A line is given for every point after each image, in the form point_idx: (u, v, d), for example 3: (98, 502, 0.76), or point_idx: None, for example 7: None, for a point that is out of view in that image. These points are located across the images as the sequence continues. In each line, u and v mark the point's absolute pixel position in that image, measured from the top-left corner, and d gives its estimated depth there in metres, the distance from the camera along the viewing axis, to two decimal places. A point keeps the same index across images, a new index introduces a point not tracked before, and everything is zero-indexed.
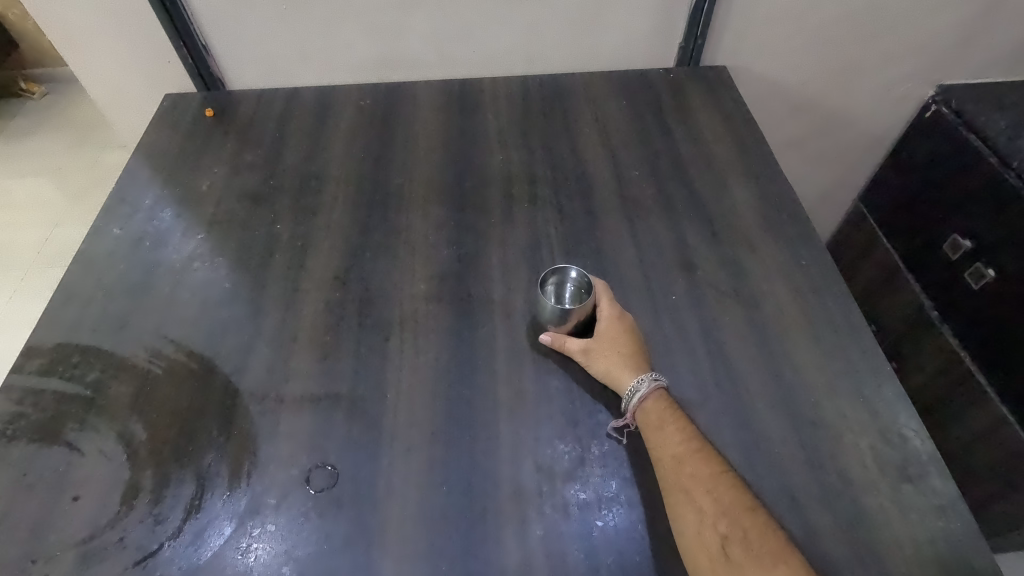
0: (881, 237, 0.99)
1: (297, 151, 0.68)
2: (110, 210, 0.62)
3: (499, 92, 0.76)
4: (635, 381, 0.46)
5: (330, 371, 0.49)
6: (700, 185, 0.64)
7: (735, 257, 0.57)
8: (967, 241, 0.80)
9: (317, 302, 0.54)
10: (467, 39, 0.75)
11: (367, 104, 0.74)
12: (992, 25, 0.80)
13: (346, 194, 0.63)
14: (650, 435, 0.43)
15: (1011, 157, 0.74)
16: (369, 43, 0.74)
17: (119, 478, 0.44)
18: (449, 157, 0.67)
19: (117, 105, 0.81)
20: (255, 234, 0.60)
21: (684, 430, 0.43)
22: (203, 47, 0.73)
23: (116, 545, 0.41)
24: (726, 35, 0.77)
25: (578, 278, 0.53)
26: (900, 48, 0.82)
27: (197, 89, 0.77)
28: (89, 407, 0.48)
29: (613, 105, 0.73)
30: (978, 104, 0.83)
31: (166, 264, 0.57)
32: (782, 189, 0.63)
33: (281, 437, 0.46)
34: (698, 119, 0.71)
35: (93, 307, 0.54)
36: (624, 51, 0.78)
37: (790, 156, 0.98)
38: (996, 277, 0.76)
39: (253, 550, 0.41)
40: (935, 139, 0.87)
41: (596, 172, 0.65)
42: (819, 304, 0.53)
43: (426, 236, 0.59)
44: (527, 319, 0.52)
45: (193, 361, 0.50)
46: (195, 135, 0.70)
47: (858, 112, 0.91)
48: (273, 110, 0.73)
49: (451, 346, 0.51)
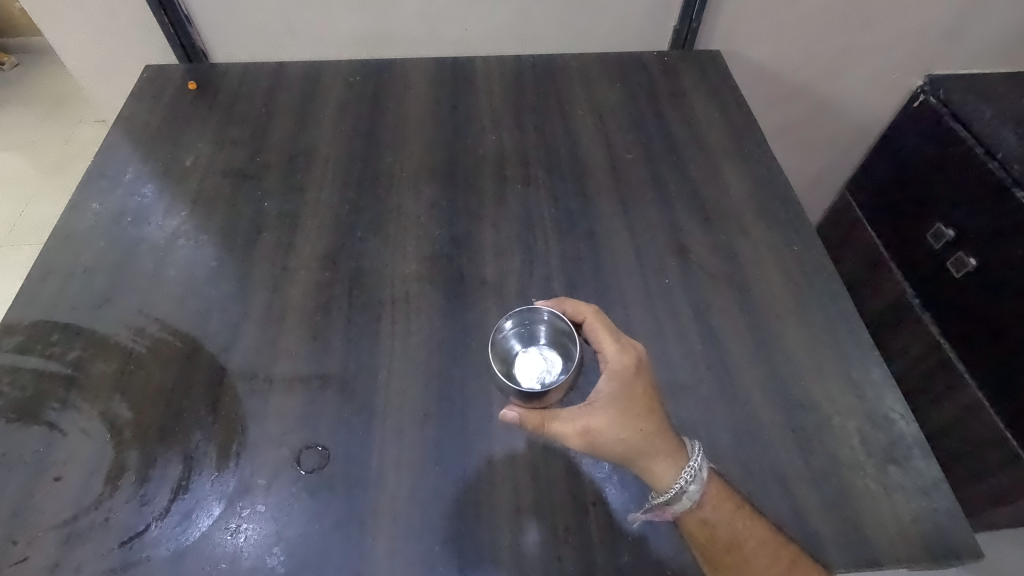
0: (865, 225, 1.01)
1: (284, 128, 0.66)
2: (89, 185, 0.60)
3: (492, 70, 0.74)
4: (679, 477, 0.40)
5: (321, 351, 0.49)
6: (694, 169, 0.63)
7: (727, 240, 0.57)
8: (950, 230, 0.82)
9: (306, 282, 0.53)
10: (459, 15, 0.73)
11: (356, 80, 0.72)
12: (982, 15, 0.81)
13: (335, 172, 0.62)
14: (728, 554, 0.40)
15: (996, 149, 0.75)
16: (358, 17, 0.72)
17: (102, 459, 0.43)
18: (441, 137, 0.66)
19: (95, 76, 0.78)
20: (241, 212, 0.58)
21: (760, 537, 0.40)
22: (185, 17, 0.70)
23: (101, 526, 0.40)
24: (721, 19, 0.77)
25: (550, 320, 0.47)
26: (892, 37, 0.83)
27: (178, 61, 0.74)
28: (70, 385, 0.46)
29: (607, 87, 0.72)
30: (965, 95, 0.84)
31: (148, 241, 0.56)
32: (774, 174, 0.63)
33: (270, 418, 0.45)
34: (692, 103, 0.71)
35: (73, 284, 0.52)
36: (619, 32, 0.77)
37: (781, 143, 0.98)
38: (976, 265, 0.78)
39: (243, 530, 0.40)
40: (921, 129, 0.88)
41: (590, 154, 0.64)
42: (809, 288, 0.54)
43: (417, 215, 0.58)
44: (520, 301, 0.52)
45: (179, 339, 0.49)
46: (177, 109, 0.68)
47: (848, 100, 0.91)
48: (259, 84, 0.71)
49: (443, 326, 0.50)
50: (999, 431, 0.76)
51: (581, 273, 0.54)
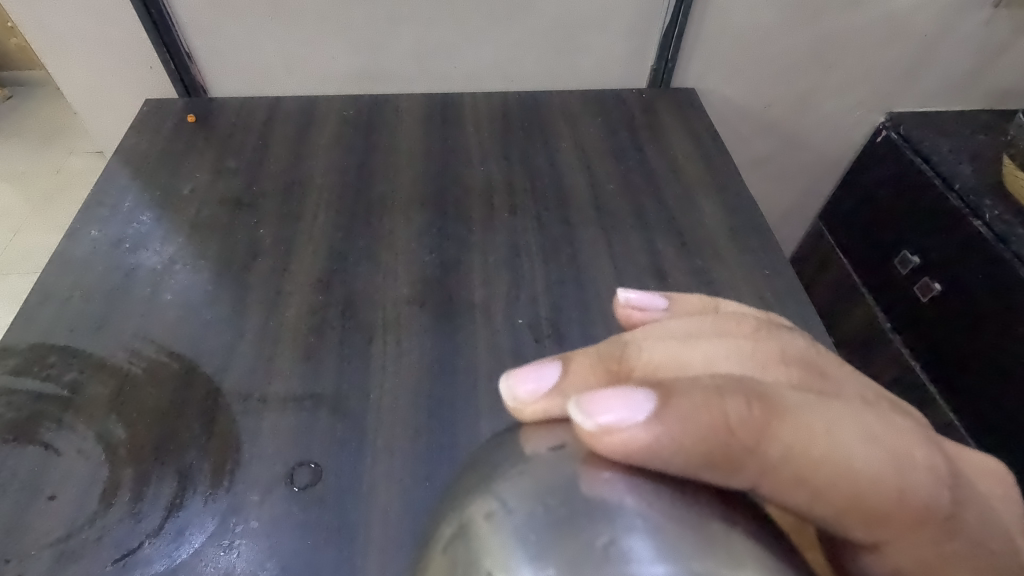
0: (836, 253, 1.06)
1: (281, 159, 0.69)
2: (88, 213, 0.62)
3: (480, 105, 0.78)
4: None
5: (314, 372, 0.50)
6: (671, 198, 0.67)
7: (703, 265, 0.60)
8: (915, 256, 0.87)
9: (300, 305, 0.55)
10: (449, 54, 0.77)
11: (350, 114, 0.75)
12: (933, 58, 0.87)
13: (329, 201, 0.64)
14: None
15: (953, 180, 0.81)
16: (353, 56, 0.76)
17: (98, 478, 0.43)
18: (431, 167, 0.69)
19: (96, 110, 0.81)
20: (238, 238, 0.60)
21: None
22: (186, 55, 0.74)
23: (95, 544, 0.41)
24: (694, 60, 0.82)
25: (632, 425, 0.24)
26: (853, 77, 0.88)
27: (178, 96, 0.77)
28: (66, 406, 0.47)
29: (588, 122, 0.77)
30: (922, 130, 0.89)
31: (146, 266, 0.57)
32: (746, 203, 0.67)
33: (264, 436, 0.46)
34: (669, 137, 0.75)
35: (71, 308, 0.54)
36: (599, 72, 0.82)
37: (755, 174, 1.00)
38: (941, 289, 0.83)
39: (236, 546, 0.41)
40: (883, 163, 0.93)
41: (573, 184, 0.68)
42: (782, 309, 0.57)
43: (408, 242, 0.61)
44: (507, 322, 0.54)
45: (175, 361, 0.50)
46: (176, 141, 0.71)
47: (816, 133, 0.95)
48: (256, 117, 0.74)
49: (433, 347, 0.52)
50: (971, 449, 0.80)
51: (566, 296, 0.57)
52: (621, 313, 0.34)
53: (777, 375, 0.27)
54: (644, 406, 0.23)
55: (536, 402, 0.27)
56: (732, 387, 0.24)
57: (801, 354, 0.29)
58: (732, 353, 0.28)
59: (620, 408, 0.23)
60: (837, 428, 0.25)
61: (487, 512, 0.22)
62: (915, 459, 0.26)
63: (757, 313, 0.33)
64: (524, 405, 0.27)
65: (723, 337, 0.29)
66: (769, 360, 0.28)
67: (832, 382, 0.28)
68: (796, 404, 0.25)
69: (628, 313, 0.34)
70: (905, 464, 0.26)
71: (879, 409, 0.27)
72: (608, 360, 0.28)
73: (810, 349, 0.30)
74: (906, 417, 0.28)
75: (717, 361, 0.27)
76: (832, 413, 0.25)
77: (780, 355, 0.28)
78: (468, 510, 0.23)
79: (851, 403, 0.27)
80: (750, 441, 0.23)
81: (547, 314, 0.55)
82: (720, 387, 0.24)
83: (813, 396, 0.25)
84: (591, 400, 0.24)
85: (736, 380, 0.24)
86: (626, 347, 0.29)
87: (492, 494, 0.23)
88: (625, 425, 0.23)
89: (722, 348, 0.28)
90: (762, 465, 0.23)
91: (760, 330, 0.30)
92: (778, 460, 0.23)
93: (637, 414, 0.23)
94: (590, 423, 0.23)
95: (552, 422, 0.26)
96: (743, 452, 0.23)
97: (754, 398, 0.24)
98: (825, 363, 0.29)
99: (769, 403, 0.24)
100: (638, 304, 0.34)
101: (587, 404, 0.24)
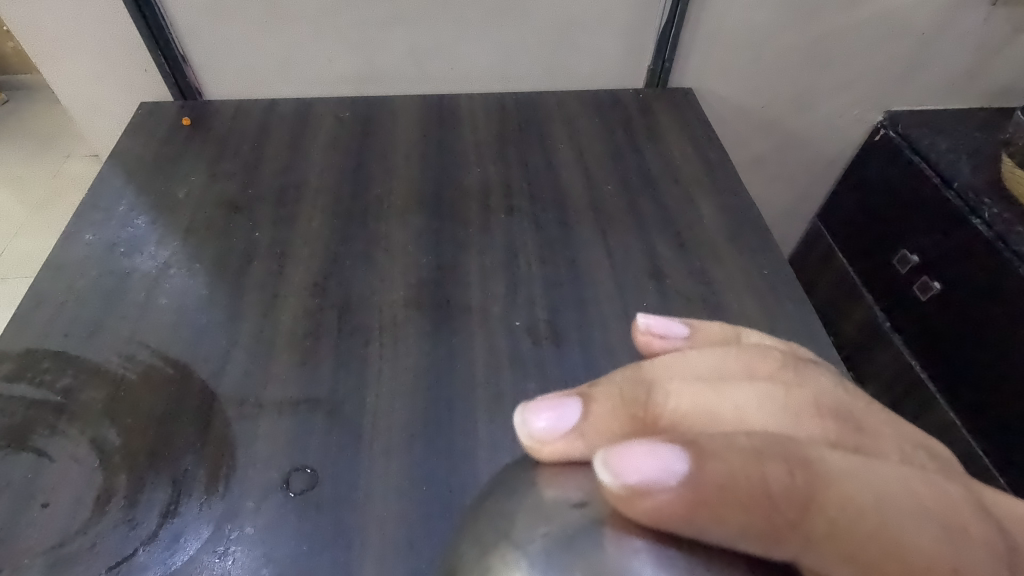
0: (836, 252, 1.05)
1: (276, 161, 0.69)
2: (83, 216, 0.62)
3: (476, 107, 0.78)
4: None
5: (310, 376, 0.50)
6: (668, 198, 0.67)
7: (702, 266, 0.60)
8: (915, 256, 0.87)
9: (296, 309, 0.54)
10: (445, 56, 0.77)
11: (346, 115, 0.75)
12: (931, 56, 0.87)
13: (326, 204, 0.64)
14: None
15: (952, 178, 0.81)
16: (349, 58, 0.76)
17: (90, 485, 0.43)
18: (428, 170, 0.68)
19: (90, 113, 0.81)
20: (233, 241, 0.60)
21: None
22: (181, 57, 0.73)
23: (89, 551, 0.40)
24: (691, 59, 0.82)
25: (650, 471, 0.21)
26: (850, 75, 0.88)
27: (173, 99, 0.77)
28: (60, 413, 0.47)
29: (586, 123, 0.76)
30: (921, 129, 0.89)
31: (140, 270, 0.57)
32: (744, 204, 0.67)
33: (260, 442, 0.46)
34: (667, 137, 0.75)
35: (64, 312, 0.53)
36: (596, 72, 0.81)
37: (754, 174, 1.00)
38: (941, 289, 0.83)
39: (231, 553, 0.41)
40: (882, 162, 0.93)
41: (571, 186, 0.68)
42: (780, 309, 0.56)
43: (405, 244, 0.60)
44: (504, 324, 0.54)
45: (170, 365, 0.50)
46: (172, 143, 0.70)
47: (815, 133, 0.95)
48: (252, 119, 0.74)
49: (430, 350, 0.52)
50: (972, 451, 0.79)
51: (563, 298, 0.56)
52: (640, 340, 0.32)
53: (814, 428, 0.24)
54: (675, 467, 0.20)
55: (555, 441, 0.25)
56: (771, 448, 0.21)
57: (836, 400, 0.26)
58: (764, 402, 0.24)
59: (651, 467, 0.20)
60: (887, 498, 0.21)
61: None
62: (975, 528, 0.22)
63: (780, 345, 0.31)
64: (541, 444, 0.25)
65: (754, 382, 0.26)
66: (804, 408, 0.25)
67: (871, 435, 0.25)
68: (842, 470, 0.21)
69: (648, 341, 0.32)
70: (968, 543, 0.22)
71: (924, 468, 0.24)
72: (631, 404, 0.26)
73: (841, 391, 0.27)
74: (955, 477, 0.24)
75: (748, 411, 0.24)
76: (881, 477, 0.22)
77: (815, 403, 0.25)
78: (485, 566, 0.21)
79: (900, 463, 0.23)
80: (791, 512, 0.20)
81: (544, 317, 0.55)
82: (759, 450, 0.21)
83: (860, 457, 0.22)
84: (617, 454, 0.21)
85: (775, 440, 0.21)
86: (651, 388, 0.26)
87: (515, 557, 0.21)
88: (654, 488, 0.20)
89: (752, 394, 0.25)
90: (805, 539, 0.20)
91: (790, 369, 0.27)
92: (823, 535, 0.20)
93: (668, 475, 0.20)
94: (617, 483, 0.21)
95: (572, 466, 0.24)
96: (782, 525, 0.20)
97: (796, 463, 0.21)
98: (861, 410, 0.26)
99: (812, 469, 0.21)
100: (657, 330, 0.32)
101: (614, 459, 0.21)
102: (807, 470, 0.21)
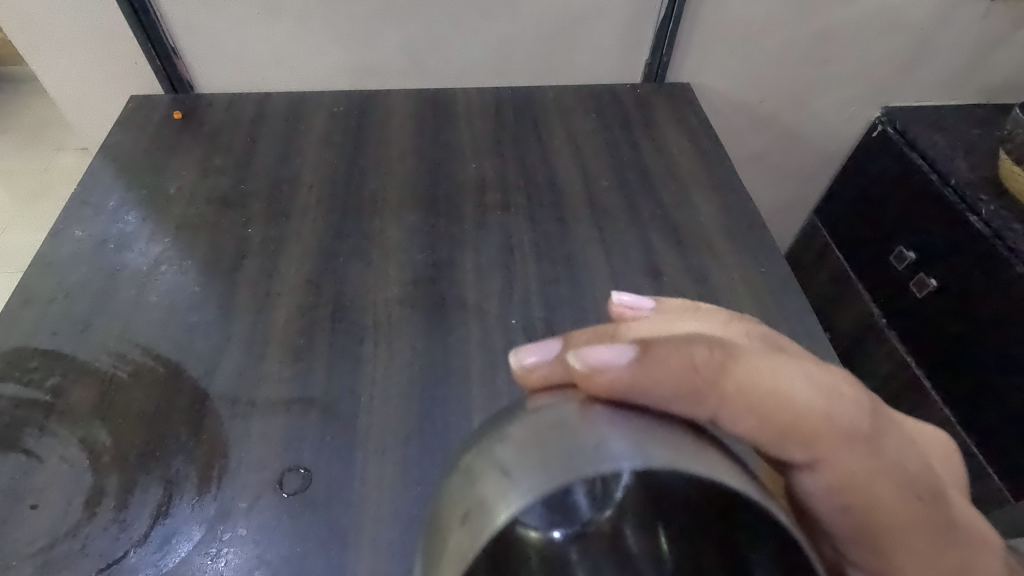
0: (831, 248, 1.05)
1: (270, 156, 0.68)
2: (71, 212, 0.61)
3: (472, 102, 0.77)
4: None
5: (303, 374, 0.49)
6: (666, 194, 0.66)
7: (699, 263, 0.59)
8: (911, 253, 0.87)
9: (289, 307, 0.54)
10: (440, 50, 0.76)
11: (340, 110, 0.74)
12: (929, 53, 0.86)
13: (320, 200, 0.63)
14: None
15: (949, 175, 0.80)
16: (342, 51, 0.75)
17: (81, 486, 0.42)
18: (424, 165, 0.68)
19: (80, 107, 0.79)
20: (225, 237, 0.59)
21: None
22: (171, 49, 0.72)
23: (78, 553, 0.40)
24: (689, 55, 0.81)
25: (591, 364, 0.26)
26: (849, 71, 0.87)
27: (164, 92, 0.76)
28: (48, 412, 0.46)
29: (583, 118, 0.75)
30: (919, 125, 0.89)
31: (130, 267, 0.56)
32: (741, 200, 0.66)
33: (252, 442, 0.45)
34: (664, 132, 0.74)
35: (54, 309, 0.53)
36: (592, 67, 0.80)
37: (752, 169, 1.00)
38: (937, 286, 0.83)
39: (224, 555, 0.40)
40: (880, 157, 0.93)
41: (568, 182, 0.67)
42: (778, 307, 0.56)
43: (400, 241, 0.60)
44: (500, 322, 0.53)
45: (161, 364, 0.49)
46: (163, 138, 0.69)
47: (813, 129, 0.95)
48: (246, 113, 0.73)
49: (425, 349, 0.51)
50: (967, 448, 0.80)
51: (559, 296, 0.56)
52: (614, 312, 0.38)
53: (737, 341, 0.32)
54: (625, 353, 0.26)
55: (542, 367, 0.29)
56: (697, 339, 0.28)
57: (764, 333, 0.34)
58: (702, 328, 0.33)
59: (610, 353, 0.26)
60: (781, 366, 0.29)
61: (502, 469, 0.22)
62: (847, 396, 0.30)
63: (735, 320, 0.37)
64: (530, 371, 0.29)
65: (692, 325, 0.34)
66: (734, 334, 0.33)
67: (787, 350, 0.32)
68: (749, 351, 0.29)
69: (620, 312, 0.37)
70: (842, 402, 0.30)
71: (820, 362, 0.32)
72: (601, 335, 0.32)
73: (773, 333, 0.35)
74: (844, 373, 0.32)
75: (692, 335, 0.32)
76: (778, 358, 0.29)
77: (745, 332, 0.34)
78: (471, 494, 0.23)
79: (798, 357, 0.31)
80: (711, 377, 0.27)
81: (541, 315, 0.54)
82: (689, 338, 0.28)
83: (765, 350, 0.30)
84: (587, 350, 0.27)
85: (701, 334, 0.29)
86: (619, 327, 0.33)
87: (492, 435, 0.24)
88: (610, 366, 0.25)
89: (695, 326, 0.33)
90: (721, 398, 0.26)
91: (733, 322, 0.34)
92: (733, 394, 0.27)
93: (622, 357, 0.26)
94: (583, 364, 0.26)
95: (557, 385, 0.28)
96: (704, 386, 0.26)
97: (716, 345, 0.28)
98: (784, 341, 0.33)
99: (727, 349, 0.28)
100: (628, 304, 0.38)
101: (584, 354, 0.27)
102: (722, 349, 0.28)
